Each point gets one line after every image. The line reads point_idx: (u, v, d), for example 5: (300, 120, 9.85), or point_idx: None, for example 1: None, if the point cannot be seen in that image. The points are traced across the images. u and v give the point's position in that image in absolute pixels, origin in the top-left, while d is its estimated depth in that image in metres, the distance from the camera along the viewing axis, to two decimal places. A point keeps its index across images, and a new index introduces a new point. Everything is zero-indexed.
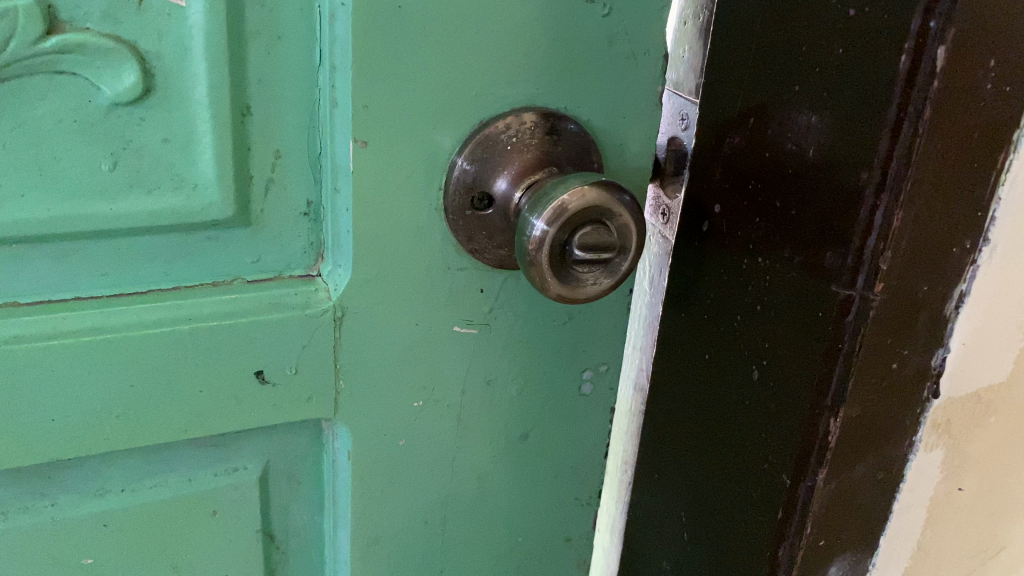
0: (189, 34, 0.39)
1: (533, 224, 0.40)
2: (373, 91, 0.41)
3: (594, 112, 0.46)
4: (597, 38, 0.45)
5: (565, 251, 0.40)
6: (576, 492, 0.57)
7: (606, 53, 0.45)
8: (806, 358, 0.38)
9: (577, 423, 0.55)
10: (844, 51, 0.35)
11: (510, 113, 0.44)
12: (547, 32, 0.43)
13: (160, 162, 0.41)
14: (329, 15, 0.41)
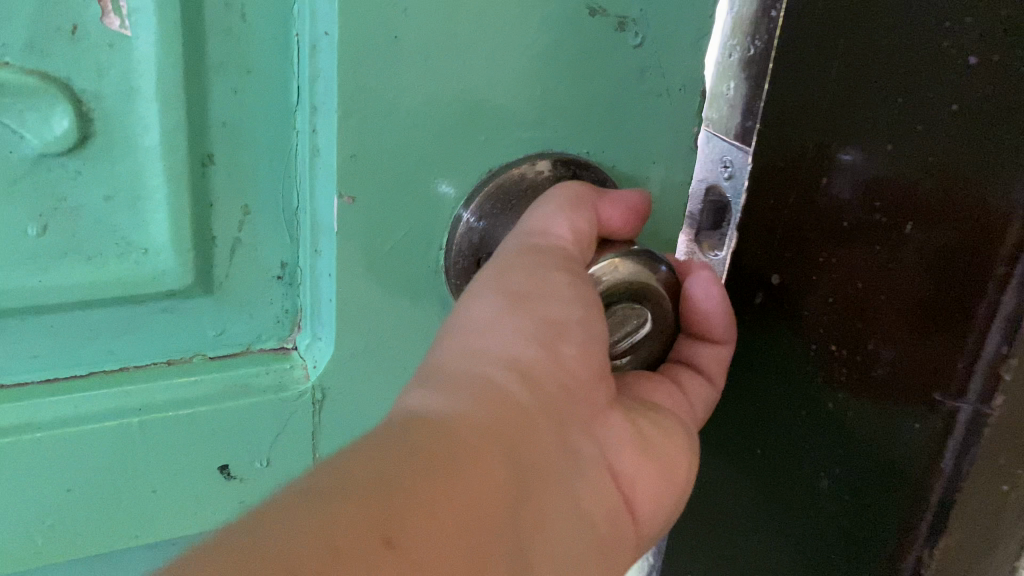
0: (137, 69, 0.32)
1: None
2: (362, 138, 0.34)
3: (621, 160, 0.39)
4: (628, 74, 0.37)
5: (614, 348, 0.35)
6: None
7: (640, 91, 0.38)
8: (897, 476, 0.31)
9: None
10: (962, 111, 0.28)
11: (532, 160, 0.37)
12: (572, 65, 0.36)
13: (101, 224, 0.34)
14: (310, 45, 0.33)
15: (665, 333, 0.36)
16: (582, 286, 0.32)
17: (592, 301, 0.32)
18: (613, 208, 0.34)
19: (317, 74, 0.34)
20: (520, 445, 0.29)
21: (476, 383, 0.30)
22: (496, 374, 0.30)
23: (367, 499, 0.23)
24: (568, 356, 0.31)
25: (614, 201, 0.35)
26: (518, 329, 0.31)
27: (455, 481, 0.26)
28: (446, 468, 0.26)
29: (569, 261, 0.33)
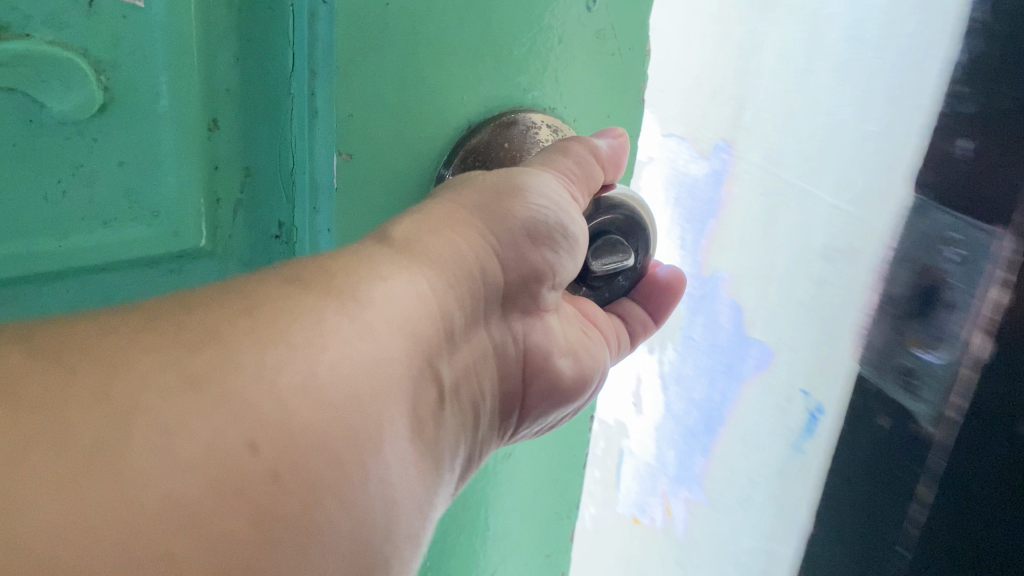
0: (150, 38, 0.33)
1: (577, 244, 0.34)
2: (358, 98, 0.34)
3: (586, 114, 0.42)
4: (587, 31, 0.39)
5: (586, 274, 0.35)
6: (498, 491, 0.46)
7: (599, 44, 0.40)
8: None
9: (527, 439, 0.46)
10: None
11: (504, 115, 0.38)
12: (538, 26, 0.38)
13: (117, 189, 0.34)
14: (302, 12, 0.34)
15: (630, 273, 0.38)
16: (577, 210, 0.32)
17: (576, 225, 0.31)
18: (608, 147, 0.34)
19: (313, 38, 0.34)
20: (470, 316, 0.29)
21: (465, 263, 0.28)
22: (486, 262, 0.29)
23: (249, 339, 0.20)
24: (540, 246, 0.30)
25: (609, 149, 0.34)
26: (519, 233, 0.30)
27: (372, 347, 0.23)
28: (371, 330, 0.23)
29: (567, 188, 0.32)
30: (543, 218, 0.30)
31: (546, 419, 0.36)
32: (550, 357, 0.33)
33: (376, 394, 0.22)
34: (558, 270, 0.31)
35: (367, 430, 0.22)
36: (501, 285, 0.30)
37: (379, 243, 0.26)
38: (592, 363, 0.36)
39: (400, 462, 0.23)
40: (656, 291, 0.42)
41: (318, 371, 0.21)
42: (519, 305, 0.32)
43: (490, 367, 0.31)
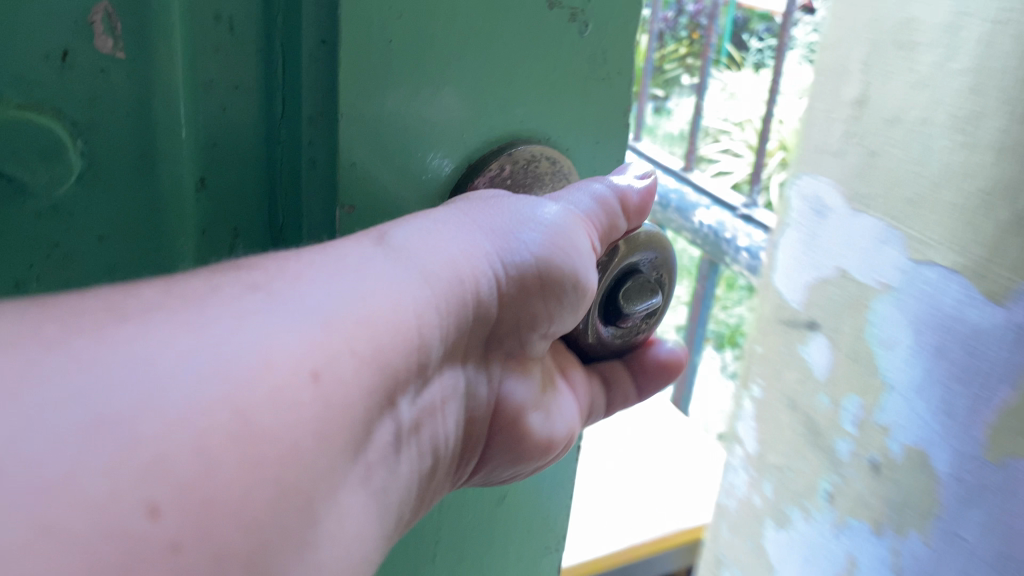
0: (143, 86, 0.23)
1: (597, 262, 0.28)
2: (361, 149, 0.25)
3: (592, 159, 0.31)
4: (580, 49, 0.29)
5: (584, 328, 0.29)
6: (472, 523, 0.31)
7: (593, 74, 0.29)
8: None
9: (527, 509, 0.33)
10: None
11: (504, 151, 0.28)
12: (533, 56, 0.28)
13: (87, 267, 0.24)
14: (305, 58, 0.25)
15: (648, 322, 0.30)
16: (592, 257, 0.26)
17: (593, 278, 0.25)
18: (641, 195, 0.28)
19: (320, 86, 0.25)
20: (449, 350, 0.22)
21: (460, 292, 0.22)
22: (483, 290, 0.23)
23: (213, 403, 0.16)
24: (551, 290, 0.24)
25: (640, 203, 0.28)
26: (525, 275, 0.24)
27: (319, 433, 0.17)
28: (323, 418, 0.17)
29: (589, 229, 0.26)
30: (558, 257, 0.24)
31: (495, 477, 0.29)
32: (521, 413, 0.27)
33: (326, 449, 0.17)
34: (554, 322, 0.25)
35: (304, 502, 0.16)
36: (485, 319, 0.24)
37: (381, 252, 0.21)
38: (568, 422, 0.29)
39: (352, 531, 0.18)
40: (656, 365, 0.33)
41: (260, 414, 0.16)
42: (508, 347, 0.26)
43: (454, 410, 0.24)
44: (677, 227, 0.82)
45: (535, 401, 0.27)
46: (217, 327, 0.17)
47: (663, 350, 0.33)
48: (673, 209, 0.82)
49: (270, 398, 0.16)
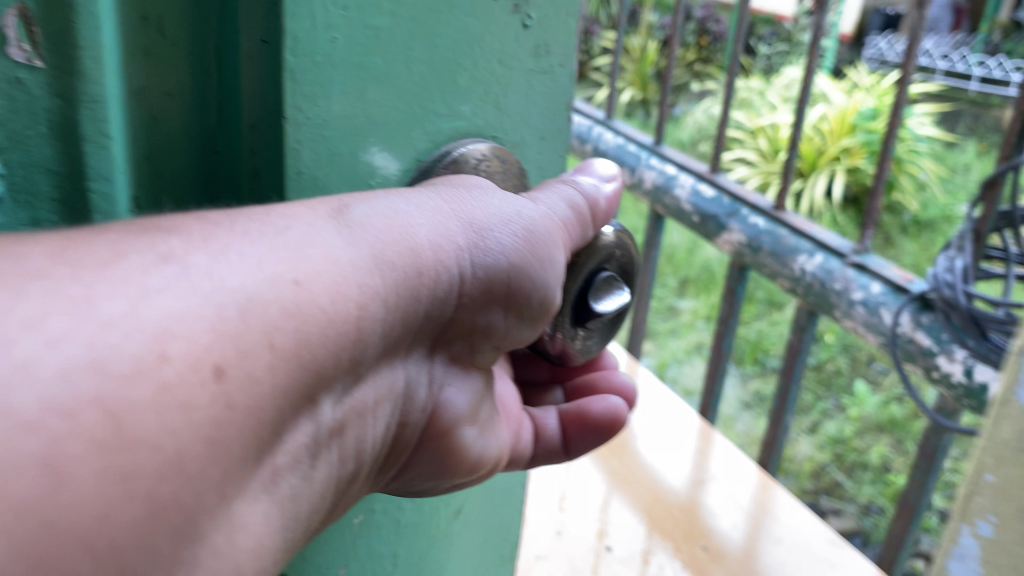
0: (66, 96, 0.20)
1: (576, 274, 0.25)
2: (307, 155, 0.23)
3: (536, 153, 0.29)
4: (524, 40, 0.27)
5: (558, 334, 0.26)
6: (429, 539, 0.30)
7: (535, 67, 0.27)
8: None
9: (483, 511, 0.32)
10: None
11: (454, 151, 0.26)
12: (476, 48, 0.25)
13: None
14: (241, 60, 0.22)
15: (602, 336, 0.28)
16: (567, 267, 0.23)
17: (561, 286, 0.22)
18: (608, 200, 0.25)
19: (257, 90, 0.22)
20: (389, 344, 0.19)
21: (415, 284, 0.19)
22: (442, 280, 0.19)
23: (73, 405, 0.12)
24: (516, 294, 0.21)
25: (607, 206, 0.25)
26: (494, 279, 0.21)
27: (215, 435, 0.14)
28: (232, 425, 0.14)
29: (565, 234, 0.23)
30: (537, 260, 0.21)
31: (411, 492, 0.24)
32: (455, 426, 0.22)
33: (219, 460, 0.14)
34: (510, 334, 0.22)
35: (183, 519, 0.14)
36: (438, 315, 0.20)
37: (336, 223, 0.18)
38: (500, 446, 0.25)
39: (243, 554, 0.15)
40: (588, 427, 0.30)
41: (139, 416, 0.13)
42: (453, 347, 0.21)
43: (387, 412, 0.20)
44: (768, 276, 0.57)
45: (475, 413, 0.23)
46: (108, 298, 0.14)
47: (599, 414, 0.30)
48: (765, 253, 0.56)
49: (156, 396, 0.13)
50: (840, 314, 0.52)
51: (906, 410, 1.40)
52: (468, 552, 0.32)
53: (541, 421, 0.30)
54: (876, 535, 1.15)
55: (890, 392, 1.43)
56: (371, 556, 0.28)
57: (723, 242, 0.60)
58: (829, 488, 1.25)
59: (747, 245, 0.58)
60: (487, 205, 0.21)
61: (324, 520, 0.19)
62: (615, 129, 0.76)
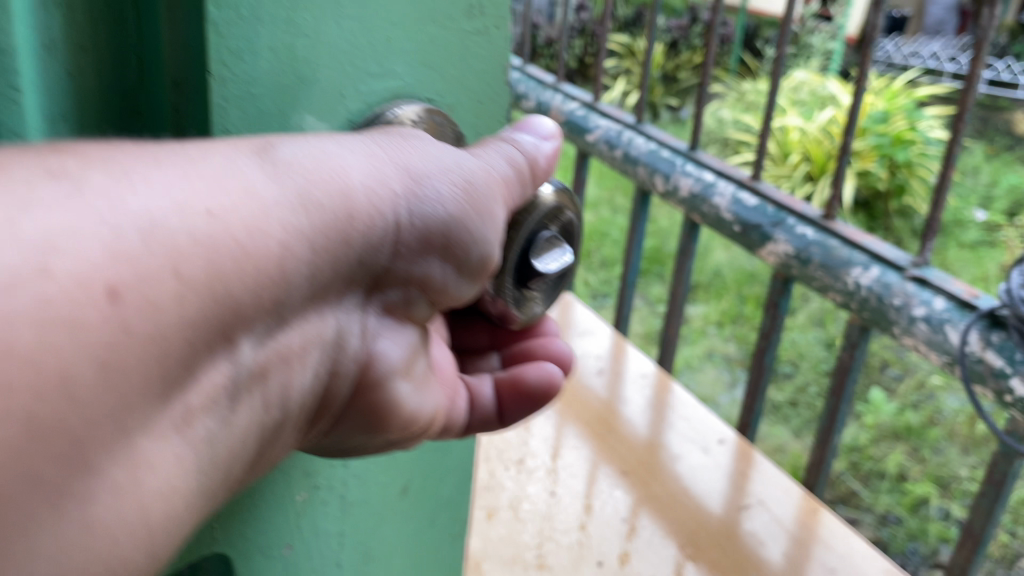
0: None
1: (519, 241, 0.27)
2: (235, 113, 0.23)
3: (473, 118, 0.30)
4: (455, 0, 0.27)
5: (500, 293, 0.28)
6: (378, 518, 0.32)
7: (470, 28, 0.28)
8: None
9: (433, 496, 0.34)
10: None
11: (388, 113, 0.26)
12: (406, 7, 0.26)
13: None
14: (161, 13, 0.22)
15: (541, 299, 0.30)
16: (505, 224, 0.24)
17: (496, 240, 0.23)
18: (547, 157, 0.26)
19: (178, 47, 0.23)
20: (320, 289, 0.19)
21: (346, 225, 0.19)
22: (376, 226, 0.20)
23: None
24: (453, 246, 0.22)
25: (545, 166, 0.26)
26: (431, 229, 0.21)
27: (107, 358, 0.14)
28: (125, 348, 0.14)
29: (504, 191, 0.24)
30: (475, 214, 0.22)
31: (343, 447, 0.24)
32: (387, 378, 0.22)
33: (113, 387, 0.14)
34: (448, 289, 0.22)
35: (73, 445, 0.13)
36: (373, 263, 0.20)
37: (259, 160, 0.18)
38: (434, 403, 0.25)
39: (151, 494, 0.15)
40: (521, 394, 0.32)
41: (13, 328, 0.13)
42: (390, 294, 0.22)
43: (317, 358, 0.20)
44: (818, 289, 0.55)
45: (410, 367, 0.23)
46: None
47: (532, 382, 0.32)
48: (814, 266, 0.54)
49: (35, 308, 0.13)
50: (898, 332, 0.50)
51: (920, 415, 1.40)
52: (416, 535, 0.34)
53: (477, 389, 0.32)
54: (894, 546, 1.16)
55: (905, 398, 1.43)
56: (318, 534, 0.30)
57: (766, 252, 0.58)
58: (846, 498, 1.25)
59: (795, 257, 0.55)
60: (420, 156, 0.22)
61: (247, 472, 0.19)
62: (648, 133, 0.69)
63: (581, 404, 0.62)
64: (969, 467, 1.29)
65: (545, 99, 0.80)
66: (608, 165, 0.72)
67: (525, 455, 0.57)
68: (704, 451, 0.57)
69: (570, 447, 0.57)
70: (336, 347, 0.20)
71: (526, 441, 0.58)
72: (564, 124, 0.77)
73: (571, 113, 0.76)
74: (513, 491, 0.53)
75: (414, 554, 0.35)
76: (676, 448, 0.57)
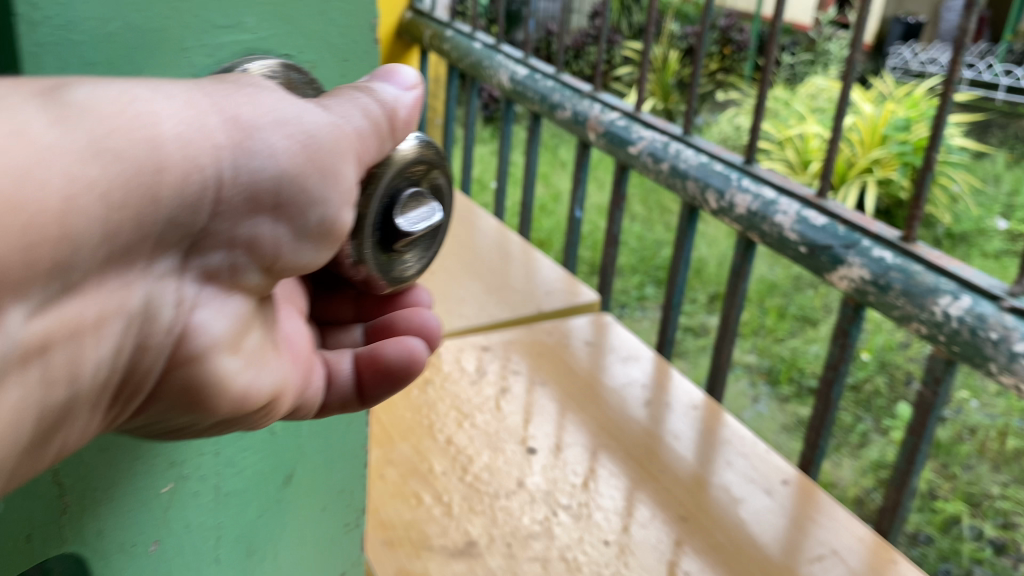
0: None
1: (372, 197, 0.27)
2: (50, 60, 0.23)
3: (334, 76, 0.30)
4: None
5: (363, 259, 0.28)
6: (259, 509, 0.33)
7: None
8: None
9: (316, 483, 0.36)
10: None
11: (237, 67, 0.27)
12: None
13: None
14: None
15: (400, 257, 0.30)
16: (355, 184, 0.23)
17: (325, 198, 0.22)
18: (408, 110, 0.26)
19: None
20: (120, 249, 0.18)
21: (155, 178, 0.18)
22: (193, 176, 0.19)
23: None
24: (283, 202, 0.21)
25: (406, 118, 0.26)
26: (260, 185, 0.20)
27: None
28: None
29: (355, 146, 0.23)
30: (316, 172, 0.21)
31: (162, 426, 0.22)
32: (208, 352, 0.20)
33: None
34: (281, 253, 0.21)
35: None
36: (185, 218, 0.19)
37: (45, 102, 0.17)
38: (271, 381, 0.23)
39: None
40: (380, 371, 0.30)
41: None
42: (211, 258, 0.20)
43: (110, 328, 0.18)
44: (899, 321, 0.45)
45: (237, 340, 0.21)
46: None
47: (390, 357, 0.30)
48: (894, 293, 0.44)
49: None
50: (995, 370, 0.41)
51: (949, 433, 1.35)
52: (300, 522, 0.36)
53: (334, 366, 0.30)
54: (926, 566, 1.10)
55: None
56: (195, 528, 0.31)
57: (837, 278, 0.48)
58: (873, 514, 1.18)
59: (872, 282, 0.46)
60: (250, 106, 0.21)
61: (21, 458, 0.17)
62: (697, 145, 0.59)
63: (565, 375, 0.60)
64: (999, 483, 1.24)
65: (581, 110, 0.72)
66: (652, 180, 0.62)
67: (574, 497, 0.48)
68: (766, 493, 0.50)
69: (610, 485, 0.49)
70: (144, 316, 0.18)
71: (567, 479, 0.50)
72: (603, 136, 0.68)
73: (612, 125, 0.67)
74: (543, 535, 0.45)
75: (298, 542, 0.36)
76: (735, 490, 0.50)
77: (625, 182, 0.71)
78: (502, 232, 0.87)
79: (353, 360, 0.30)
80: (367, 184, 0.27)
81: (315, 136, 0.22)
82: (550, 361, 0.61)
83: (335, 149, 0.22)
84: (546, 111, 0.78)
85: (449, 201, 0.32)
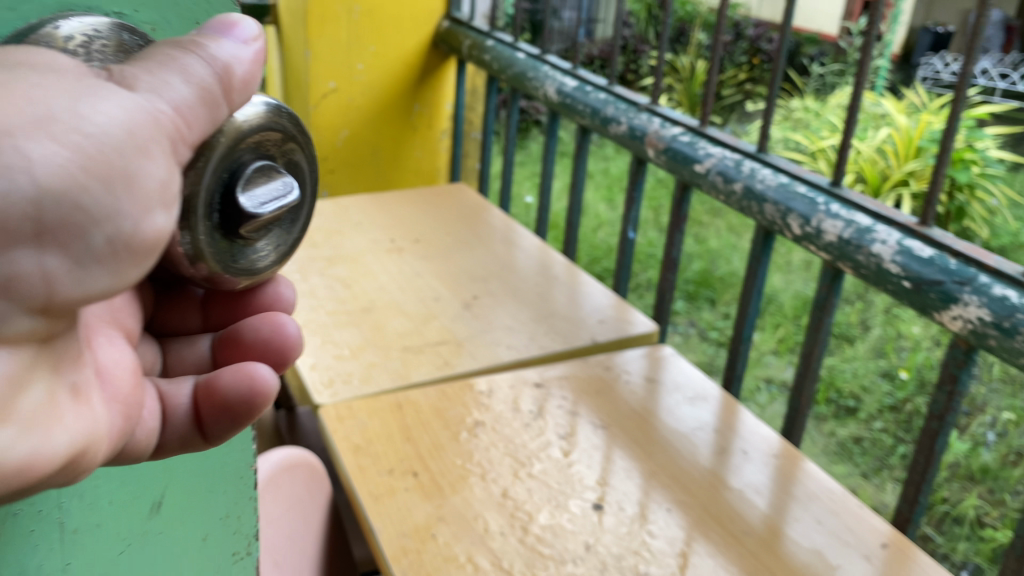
0: None
1: (199, 169, 0.20)
2: None
3: None
4: None
5: (199, 251, 0.22)
6: (123, 542, 0.26)
7: None
8: None
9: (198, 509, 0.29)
10: None
11: (46, 25, 0.19)
12: None
13: None
14: None
15: (243, 246, 0.23)
16: (169, 178, 0.16)
17: (123, 205, 0.15)
18: (247, 70, 0.19)
19: None
20: None
21: None
22: None
23: None
24: (43, 226, 0.14)
25: (246, 78, 0.19)
26: (7, 214, 0.14)
27: None
28: None
29: (172, 132, 0.17)
30: (100, 183, 0.15)
31: None
32: None
33: None
34: (55, 293, 0.15)
35: None
36: None
37: None
38: (70, 447, 0.16)
39: None
40: (220, 404, 0.23)
41: None
42: None
43: None
44: None
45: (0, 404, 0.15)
46: None
47: (228, 386, 0.23)
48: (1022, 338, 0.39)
49: None
50: None
51: (993, 455, 1.19)
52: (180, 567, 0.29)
53: (169, 397, 0.23)
54: None
55: (975, 435, 1.23)
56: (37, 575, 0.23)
57: (946, 318, 0.42)
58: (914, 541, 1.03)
59: (992, 323, 0.40)
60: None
61: None
62: (773, 163, 0.54)
63: (616, 411, 0.55)
64: None
65: (638, 124, 0.67)
66: (721, 201, 0.57)
67: (648, 563, 0.43)
68: (863, 559, 0.44)
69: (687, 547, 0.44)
70: None
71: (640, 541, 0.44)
72: (664, 153, 0.63)
73: (674, 140, 0.62)
74: None
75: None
76: (829, 555, 0.44)
77: (686, 202, 0.65)
78: (544, 252, 0.82)
79: (192, 389, 0.23)
80: (195, 158, 0.20)
81: (99, 125, 0.15)
82: (602, 398, 0.57)
83: (140, 139, 0.16)
84: (598, 125, 0.72)
85: (308, 170, 0.26)
